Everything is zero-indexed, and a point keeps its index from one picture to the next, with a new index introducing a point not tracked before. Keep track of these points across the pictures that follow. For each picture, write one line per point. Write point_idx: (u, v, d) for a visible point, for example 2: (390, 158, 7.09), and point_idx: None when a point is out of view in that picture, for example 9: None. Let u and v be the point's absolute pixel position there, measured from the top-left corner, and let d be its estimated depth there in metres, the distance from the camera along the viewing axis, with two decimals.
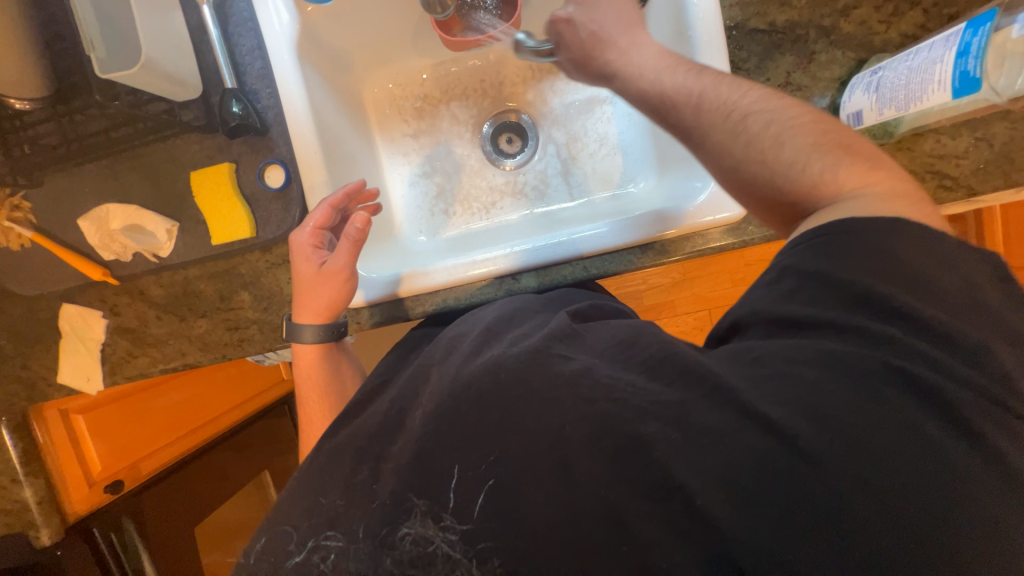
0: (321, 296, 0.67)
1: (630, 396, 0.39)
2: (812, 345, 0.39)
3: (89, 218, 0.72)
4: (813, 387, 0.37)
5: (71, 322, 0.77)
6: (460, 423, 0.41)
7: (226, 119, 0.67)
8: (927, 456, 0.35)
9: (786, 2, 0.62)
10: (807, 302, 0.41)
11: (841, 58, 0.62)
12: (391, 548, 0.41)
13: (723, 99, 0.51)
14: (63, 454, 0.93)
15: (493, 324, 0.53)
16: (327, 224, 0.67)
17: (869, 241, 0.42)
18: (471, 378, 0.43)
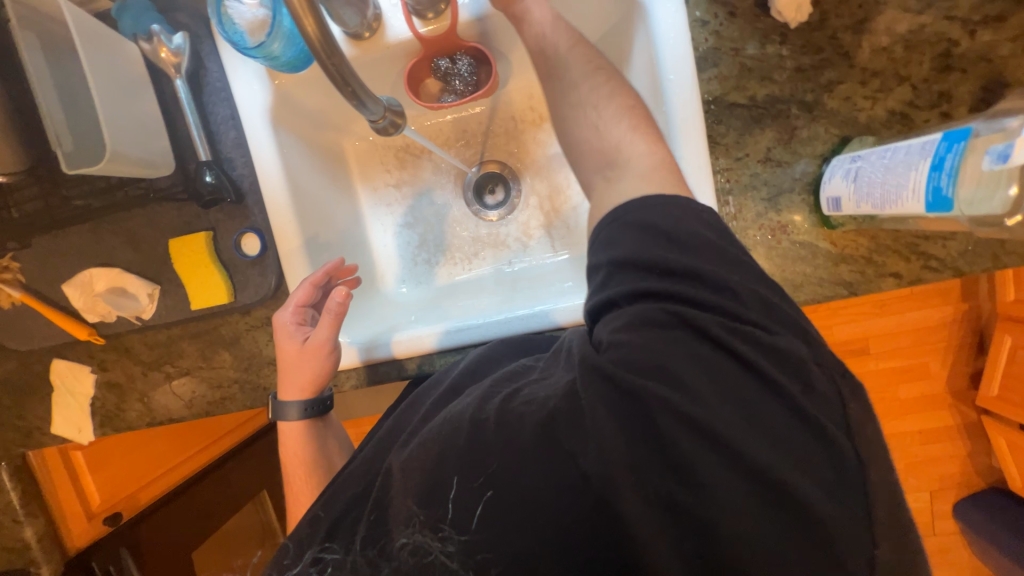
0: (307, 368, 0.68)
1: (541, 405, 0.41)
2: (640, 315, 0.40)
3: (73, 283, 0.74)
4: (649, 350, 0.38)
5: (62, 375, 0.79)
6: (449, 449, 0.44)
7: (200, 190, 0.68)
8: (702, 375, 0.38)
9: (767, 77, 0.60)
10: (642, 274, 0.41)
11: (823, 135, 0.60)
12: (390, 557, 0.44)
13: (573, 72, 0.53)
14: (64, 491, 0.95)
15: (459, 379, 0.58)
16: (310, 300, 0.69)
17: (626, 216, 0.44)
18: (432, 428, 0.47)
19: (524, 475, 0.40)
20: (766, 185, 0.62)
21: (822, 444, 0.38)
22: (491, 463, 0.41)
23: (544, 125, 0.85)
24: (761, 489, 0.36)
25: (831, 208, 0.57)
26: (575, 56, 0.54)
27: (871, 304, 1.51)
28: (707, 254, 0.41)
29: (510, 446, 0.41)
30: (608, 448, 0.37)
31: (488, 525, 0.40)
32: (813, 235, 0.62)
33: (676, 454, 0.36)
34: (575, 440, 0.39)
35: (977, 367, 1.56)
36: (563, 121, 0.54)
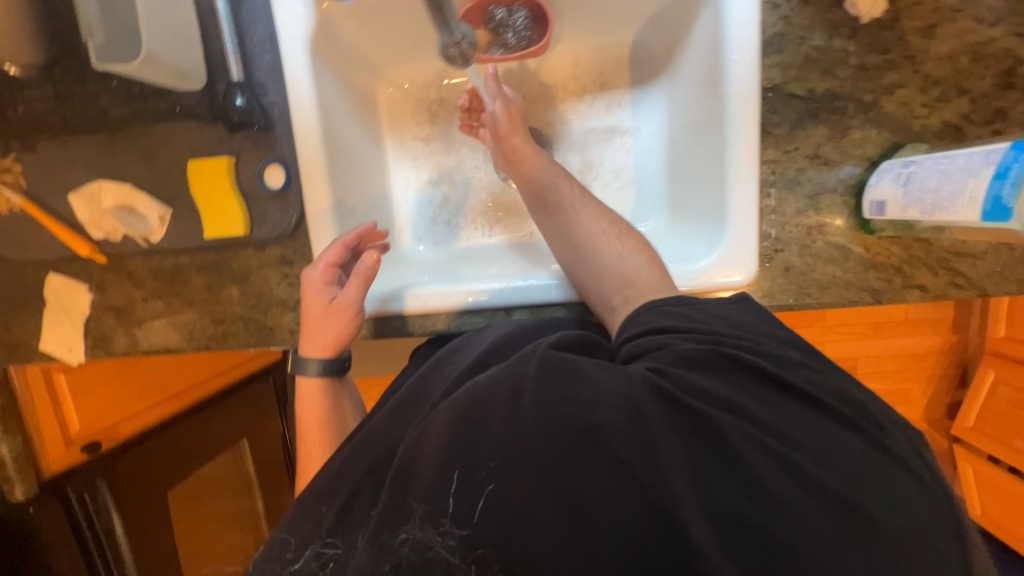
0: (332, 330, 0.67)
1: (593, 406, 0.38)
2: (699, 368, 0.43)
3: (80, 194, 0.70)
4: (717, 390, 0.41)
5: (57, 292, 0.76)
6: (478, 431, 0.39)
7: (229, 112, 0.65)
8: (739, 393, 0.41)
9: (830, 71, 0.59)
10: (694, 342, 0.45)
11: (876, 138, 0.59)
12: (390, 553, 0.38)
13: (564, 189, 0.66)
14: (42, 415, 0.91)
15: (484, 355, 0.56)
16: (340, 258, 0.67)
17: (657, 304, 0.54)
18: (453, 400, 0.43)
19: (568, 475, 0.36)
20: (810, 182, 0.61)
21: (852, 453, 0.39)
22: (531, 452, 0.37)
23: (585, 96, 0.82)
24: (823, 504, 0.36)
25: (872, 212, 0.57)
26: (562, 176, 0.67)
27: (865, 326, 1.53)
28: (724, 321, 0.50)
29: (551, 432, 0.37)
30: (664, 448, 0.37)
31: (515, 521, 0.36)
32: (848, 238, 0.62)
33: (727, 458, 0.37)
34: (627, 440, 0.37)
35: (956, 398, 1.61)
36: (564, 226, 0.65)
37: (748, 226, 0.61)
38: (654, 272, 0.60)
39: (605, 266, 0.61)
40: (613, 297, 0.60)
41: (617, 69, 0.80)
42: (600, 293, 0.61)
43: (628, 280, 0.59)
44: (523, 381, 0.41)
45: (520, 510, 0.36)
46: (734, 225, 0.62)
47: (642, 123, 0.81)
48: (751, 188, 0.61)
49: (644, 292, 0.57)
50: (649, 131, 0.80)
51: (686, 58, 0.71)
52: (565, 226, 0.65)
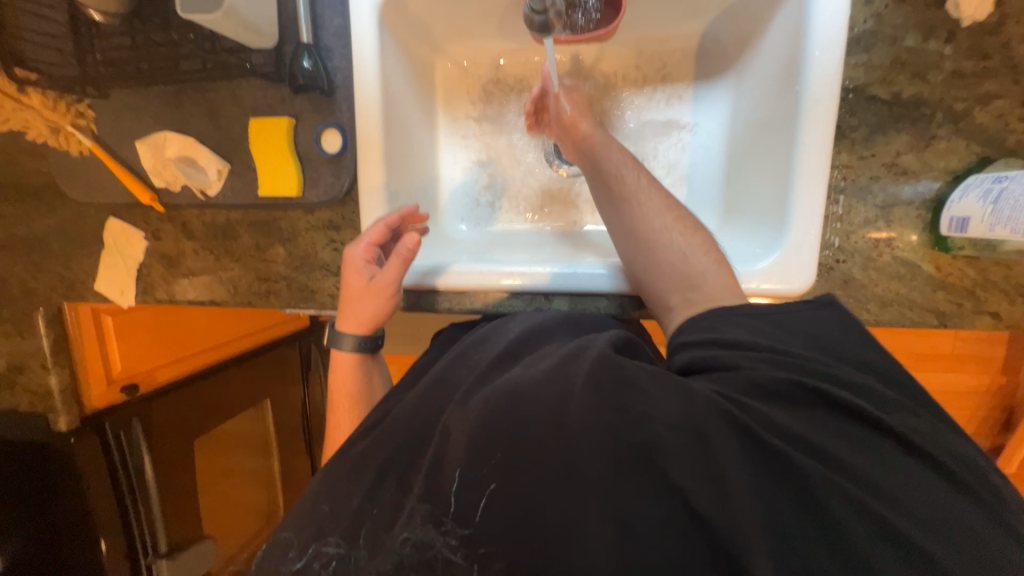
0: (369, 307, 0.67)
1: (652, 425, 0.39)
2: (766, 393, 0.42)
3: (146, 142, 0.73)
4: (785, 419, 0.40)
5: (115, 236, 0.79)
6: (528, 432, 0.40)
7: (295, 74, 0.67)
8: (808, 421, 0.41)
9: (919, 75, 0.56)
10: (767, 365, 0.44)
11: (962, 150, 0.56)
12: (395, 551, 0.42)
13: (626, 184, 0.65)
14: (90, 354, 0.95)
15: (513, 342, 0.55)
16: (382, 236, 0.67)
17: (728, 312, 0.52)
18: (493, 395, 0.44)
19: (624, 490, 0.38)
20: (882, 192, 0.58)
21: (920, 488, 0.39)
22: (583, 461, 0.39)
23: (645, 87, 0.79)
24: (885, 544, 0.36)
25: (951, 229, 0.54)
26: (630, 173, 0.65)
27: (906, 357, 1.46)
28: (799, 336, 0.48)
29: (605, 444, 0.39)
30: (726, 470, 0.38)
31: (566, 524, 0.37)
32: (919, 255, 0.58)
33: (791, 488, 0.37)
34: (680, 460, 0.38)
35: (997, 442, 1.52)
36: (627, 218, 0.64)
37: (810, 234, 0.59)
38: (723, 276, 0.57)
39: (669, 263, 0.59)
40: (673, 296, 0.58)
41: (681, 61, 0.77)
42: (663, 290, 0.60)
43: (691, 280, 0.58)
44: (573, 388, 0.42)
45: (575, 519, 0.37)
46: (794, 231, 0.59)
47: (701, 119, 0.77)
48: (819, 196, 0.58)
49: (710, 292, 0.55)
50: (708, 128, 0.77)
51: (760, 55, 0.68)
52: (629, 217, 0.63)
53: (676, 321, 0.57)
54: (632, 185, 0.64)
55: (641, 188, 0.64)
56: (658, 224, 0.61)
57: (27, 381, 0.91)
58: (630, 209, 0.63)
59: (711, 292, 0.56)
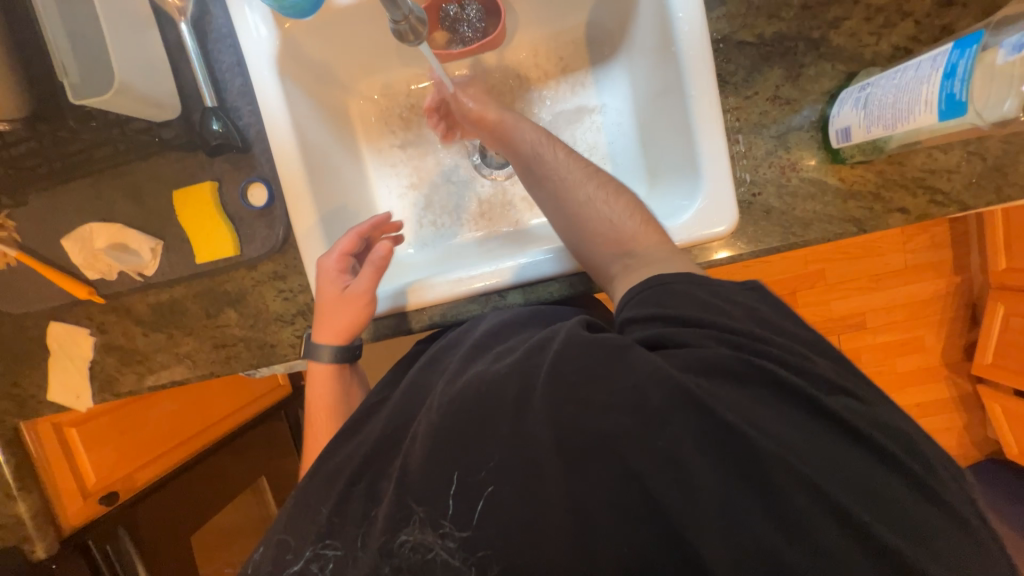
0: (345, 319, 0.67)
1: (612, 417, 0.39)
2: (724, 377, 0.41)
3: (73, 238, 0.72)
4: (743, 405, 0.40)
5: (59, 340, 0.77)
6: (493, 430, 0.42)
7: (207, 137, 0.68)
8: (754, 400, 0.40)
9: (775, 15, 0.62)
10: (727, 347, 0.43)
11: (830, 71, 0.62)
12: (392, 555, 0.43)
13: (547, 164, 0.65)
14: (59, 467, 0.90)
15: (482, 339, 0.55)
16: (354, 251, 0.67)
17: (666, 281, 0.50)
18: (457, 396, 0.45)
19: (580, 483, 0.40)
20: (775, 123, 0.63)
21: (855, 456, 0.39)
22: (542, 456, 0.41)
23: (549, 82, 0.83)
24: (824, 507, 0.37)
25: (838, 140, 0.59)
26: (550, 154, 0.65)
27: (866, 279, 1.53)
28: (749, 317, 0.47)
29: (562, 439, 0.40)
30: (682, 457, 0.38)
31: (522, 526, 0.40)
32: (822, 172, 0.63)
33: (741, 467, 0.37)
34: (636, 452, 0.38)
35: (971, 339, 1.59)
36: (552, 194, 0.64)
37: (722, 173, 0.62)
38: (653, 238, 0.58)
39: (600, 234, 0.60)
40: (613, 266, 0.59)
41: (575, 52, 0.83)
42: (602, 261, 0.60)
43: (625, 245, 0.59)
44: (533, 382, 0.43)
45: (536, 515, 0.40)
46: (709, 177, 0.62)
47: (607, 99, 0.82)
48: (720, 140, 0.62)
49: (645, 253, 0.57)
50: (615, 106, 0.82)
51: (639, 30, 0.73)
52: (553, 193, 0.64)
53: (618, 287, 0.58)
54: (552, 163, 0.65)
55: (559, 163, 0.64)
56: (582, 195, 0.62)
57: None
58: (556, 185, 0.64)
59: (645, 253, 0.57)
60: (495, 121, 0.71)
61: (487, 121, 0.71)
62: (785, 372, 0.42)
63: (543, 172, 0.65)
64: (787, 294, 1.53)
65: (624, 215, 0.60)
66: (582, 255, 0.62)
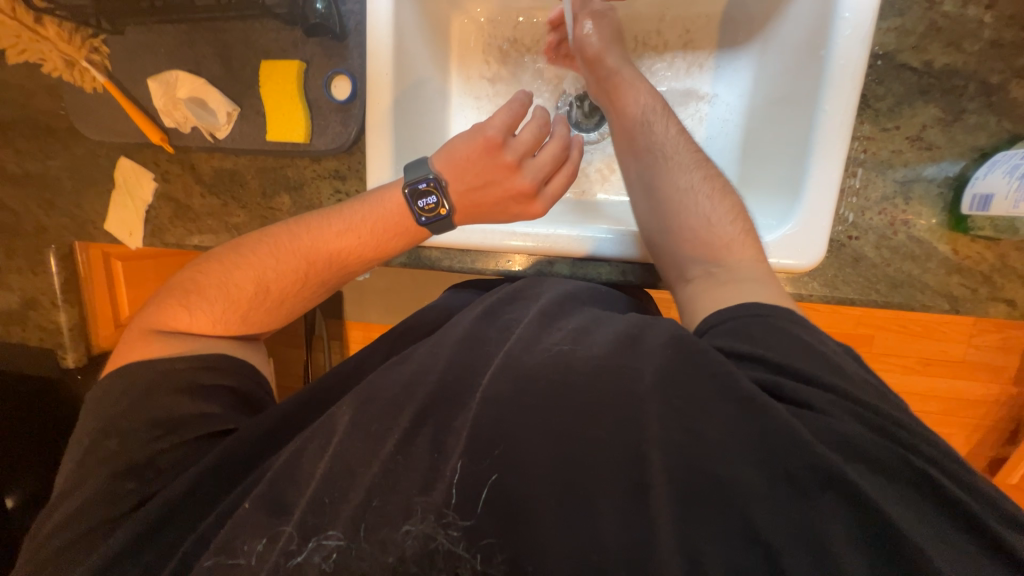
0: (500, 216, 0.65)
1: (720, 449, 0.38)
2: (850, 445, 0.38)
3: (158, 80, 0.73)
4: (871, 481, 0.37)
5: (125, 176, 0.79)
6: (574, 416, 0.41)
7: (307, 15, 0.66)
8: (893, 494, 0.37)
9: (954, 44, 0.54)
10: (850, 414, 0.40)
11: (992, 126, 0.54)
12: (390, 548, 0.39)
13: (653, 138, 0.63)
14: (100, 295, 0.94)
15: (549, 309, 0.54)
16: (556, 160, 0.64)
17: (779, 314, 0.47)
18: (537, 365, 0.45)
19: (694, 525, 0.36)
20: (905, 167, 0.56)
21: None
22: (654, 480, 0.38)
23: (665, 54, 0.76)
24: None
25: (972, 207, 0.52)
26: (658, 129, 0.63)
27: (915, 360, 1.43)
28: (879, 391, 0.42)
29: (675, 467, 0.38)
30: (822, 528, 0.35)
31: (597, 541, 0.37)
32: (936, 236, 0.56)
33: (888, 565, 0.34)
34: (751, 498, 0.36)
35: (1003, 453, 1.49)
36: (648, 174, 0.62)
37: (823, 208, 0.56)
38: (747, 247, 0.55)
39: (691, 230, 0.57)
40: (693, 268, 0.56)
41: (705, 28, 0.74)
42: (684, 261, 0.57)
43: (715, 252, 0.55)
44: (638, 388, 0.42)
45: (637, 541, 0.36)
46: (807, 206, 0.57)
47: (721, 90, 0.74)
48: (835, 173, 0.56)
49: (735, 265, 0.53)
50: (728, 100, 0.74)
51: (786, 22, 0.65)
52: (649, 172, 0.62)
53: (692, 293, 0.55)
54: (659, 137, 0.63)
55: (667, 139, 0.63)
56: (682, 182, 0.59)
57: (36, 316, 0.89)
58: (656, 165, 0.62)
59: (734, 267, 0.53)
60: (608, 73, 0.67)
61: (598, 70, 0.68)
62: (934, 470, 0.38)
63: (646, 144, 0.63)
64: None
65: (725, 217, 0.57)
66: (660, 249, 0.60)
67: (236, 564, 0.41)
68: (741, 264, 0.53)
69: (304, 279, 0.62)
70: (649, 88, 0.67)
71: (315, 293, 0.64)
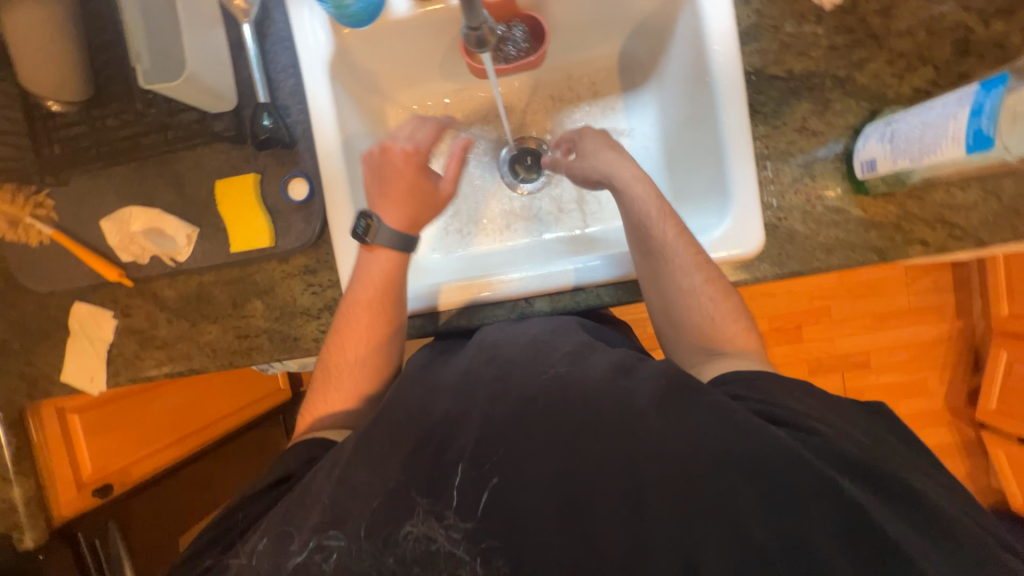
0: (408, 181, 0.69)
1: (708, 457, 0.43)
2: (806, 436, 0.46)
3: (111, 220, 0.74)
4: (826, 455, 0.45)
5: (81, 321, 0.76)
6: (576, 448, 0.45)
7: (257, 132, 0.70)
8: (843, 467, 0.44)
9: (804, 53, 0.66)
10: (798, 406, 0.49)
11: (855, 108, 0.65)
12: (394, 548, 0.45)
13: (657, 240, 0.63)
14: (58, 457, 0.87)
15: (542, 336, 0.57)
16: (415, 126, 0.73)
17: (773, 376, 0.52)
18: (542, 396, 0.49)
19: (688, 525, 0.42)
20: (801, 154, 0.66)
21: (926, 533, 0.42)
22: (649, 496, 0.43)
23: (581, 105, 0.88)
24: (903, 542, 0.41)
25: (864, 171, 0.62)
26: (661, 232, 0.63)
27: (870, 317, 1.55)
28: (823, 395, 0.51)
29: (665, 480, 0.43)
30: (799, 520, 0.41)
31: (595, 547, 0.43)
32: (846, 202, 0.65)
33: (848, 523, 0.41)
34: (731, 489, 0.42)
35: (974, 384, 1.60)
36: (652, 277, 0.63)
37: (751, 201, 0.65)
38: (740, 341, 0.60)
39: (691, 328, 0.62)
40: (694, 357, 0.61)
41: (608, 78, 0.87)
42: (682, 351, 0.62)
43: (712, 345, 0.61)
44: (634, 410, 0.46)
45: (635, 546, 0.42)
46: (737, 201, 0.65)
47: (636, 123, 0.86)
48: (750, 171, 0.65)
49: (730, 350, 0.59)
50: (645, 130, 0.85)
51: (672, 60, 0.78)
52: (653, 275, 0.63)
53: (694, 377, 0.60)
54: (661, 240, 0.63)
55: (670, 242, 0.63)
56: (685, 285, 0.62)
57: None
58: (659, 269, 0.63)
59: (725, 347, 0.60)
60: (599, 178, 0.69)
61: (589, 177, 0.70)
62: (859, 439, 0.46)
63: (649, 246, 0.63)
64: (792, 327, 1.56)
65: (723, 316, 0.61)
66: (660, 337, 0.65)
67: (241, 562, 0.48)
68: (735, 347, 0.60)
69: (376, 337, 0.65)
70: (644, 184, 0.66)
71: (392, 338, 0.66)
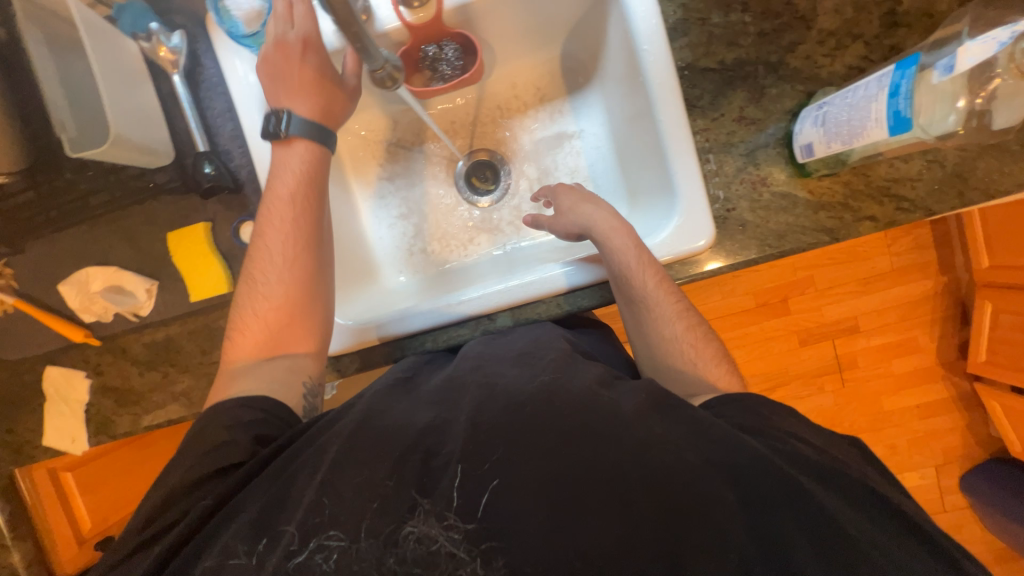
0: (309, 73, 0.64)
1: (674, 462, 0.44)
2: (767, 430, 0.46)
3: (70, 283, 0.74)
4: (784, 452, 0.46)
5: (55, 384, 0.77)
6: (546, 460, 0.44)
7: (200, 180, 0.70)
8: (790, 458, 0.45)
9: (733, 42, 0.66)
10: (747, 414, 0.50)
11: (790, 92, 0.65)
12: (395, 546, 0.42)
13: (637, 291, 0.62)
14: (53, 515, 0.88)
15: (530, 348, 0.59)
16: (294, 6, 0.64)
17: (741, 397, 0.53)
18: (522, 404, 0.48)
19: (674, 526, 0.41)
20: (742, 143, 0.66)
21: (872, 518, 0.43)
22: (636, 497, 0.42)
23: (529, 112, 0.88)
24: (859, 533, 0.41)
25: (803, 156, 0.61)
26: (640, 282, 0.62)
27: (853, 283, 1.56)
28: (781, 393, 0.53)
29: (653, 481, 0.43)
30: (761, 518, 0.41)
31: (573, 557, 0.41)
32: (792, 185, 0.65)
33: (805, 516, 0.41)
34: (710, 483, 0.42)
35: (964, 337, 1.60)
36: (637, 320, 0.64)
37: (698, 196, 0.64)
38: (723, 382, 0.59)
39: (674, 371, 0.61)
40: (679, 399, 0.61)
41: (551, 83, 0.87)
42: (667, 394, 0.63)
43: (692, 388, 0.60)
44: (620, 417, 0.47)
45: (618, 552, 0.40)
46: (684, 197, 0.65)
47: (584, 125, 0.85)
48: (693, 166, 0.64)
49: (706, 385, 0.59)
50: (594, 131, 0.85)
51: (609, 60, 0.78)
52: (637, 321, 0.64)
53: None
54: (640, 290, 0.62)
55: (649, 291, 0.62)
56: (667, 333, 0.62)
57: None
58: (641, 317, 0.63)
59: (696, 373, 0.60)
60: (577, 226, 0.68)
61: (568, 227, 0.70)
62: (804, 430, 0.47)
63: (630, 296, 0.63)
64: (777, 301, 1.56)
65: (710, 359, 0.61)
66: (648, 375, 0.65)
67: (234, 564, 0.42)
68: (713, 379, 0.59)
69: (306, 262, 0.63)
70: (622, 230, 0.65)
71: (318, 265, 0.65)
